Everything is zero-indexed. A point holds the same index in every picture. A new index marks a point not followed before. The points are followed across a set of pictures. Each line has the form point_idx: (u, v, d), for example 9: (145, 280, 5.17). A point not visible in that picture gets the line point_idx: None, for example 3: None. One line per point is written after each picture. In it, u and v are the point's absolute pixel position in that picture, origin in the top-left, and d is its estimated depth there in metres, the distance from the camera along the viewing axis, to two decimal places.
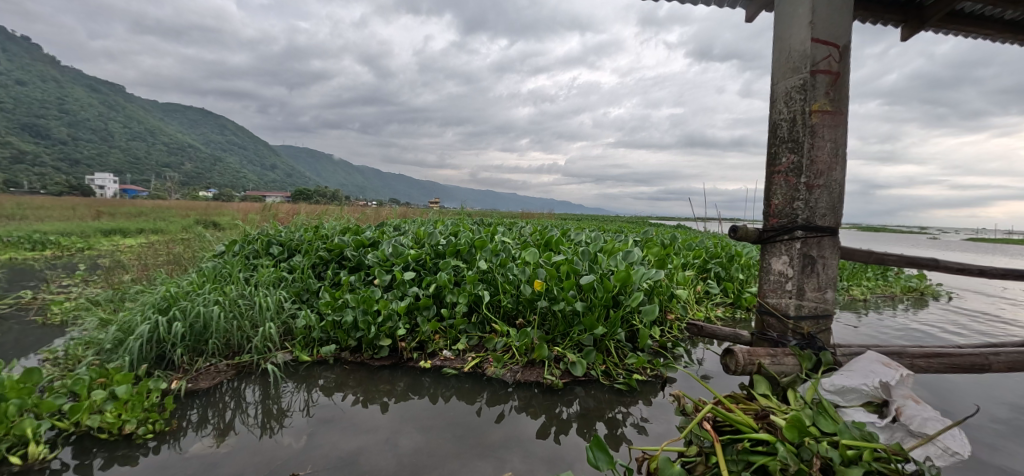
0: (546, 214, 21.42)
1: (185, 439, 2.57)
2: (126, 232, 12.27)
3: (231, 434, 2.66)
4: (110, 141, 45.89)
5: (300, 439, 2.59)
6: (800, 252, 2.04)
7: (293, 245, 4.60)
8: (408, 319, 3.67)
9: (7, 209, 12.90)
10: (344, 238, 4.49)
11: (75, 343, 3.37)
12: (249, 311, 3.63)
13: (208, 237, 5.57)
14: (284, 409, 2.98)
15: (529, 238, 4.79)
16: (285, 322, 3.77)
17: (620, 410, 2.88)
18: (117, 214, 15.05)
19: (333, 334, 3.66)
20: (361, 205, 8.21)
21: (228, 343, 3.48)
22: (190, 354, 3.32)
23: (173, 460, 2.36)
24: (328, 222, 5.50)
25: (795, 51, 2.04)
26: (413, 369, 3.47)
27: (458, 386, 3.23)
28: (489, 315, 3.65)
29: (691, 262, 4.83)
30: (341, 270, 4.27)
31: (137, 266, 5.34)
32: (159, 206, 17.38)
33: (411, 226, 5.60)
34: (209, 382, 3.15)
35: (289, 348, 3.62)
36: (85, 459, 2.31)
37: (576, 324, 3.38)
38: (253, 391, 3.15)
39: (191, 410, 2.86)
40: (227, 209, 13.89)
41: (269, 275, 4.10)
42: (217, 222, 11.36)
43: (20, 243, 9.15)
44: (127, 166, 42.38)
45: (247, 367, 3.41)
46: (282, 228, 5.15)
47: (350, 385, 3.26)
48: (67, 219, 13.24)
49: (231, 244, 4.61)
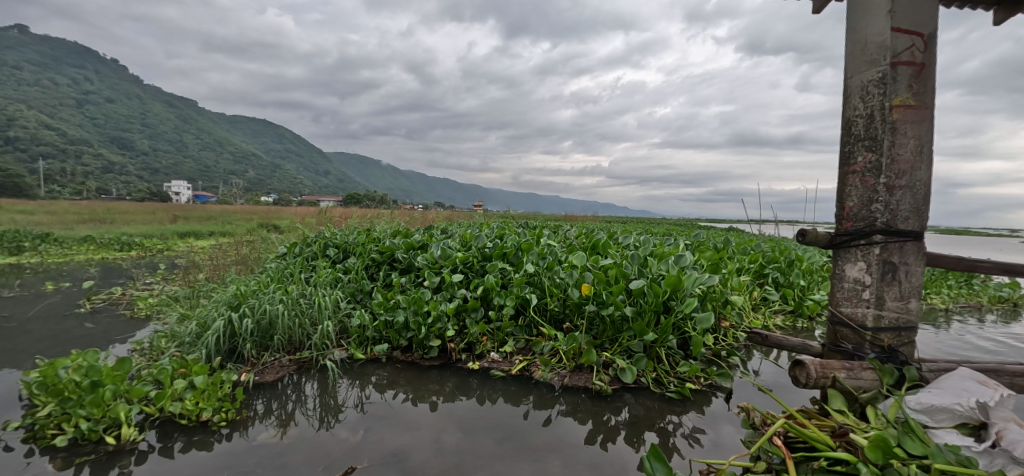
0: (591, 217, 21.21)
1: (253, 429, 2.74)
2: (200, 234, 13.33)
3: (293, 426, 2.82)
4: (184, 150, 50.14)
5: (356, 433, 2.70)
6: (878, 258, 1.90)
7: (348, 248, 4.81)
8: (457, 320, 3.74)
9: (98, 215, 14.35)
10: (395, 242, 4.65)
11: (159, 336, 3.70)
12: (309, 310, 3.84)
13: (272, 239, 5.96)
14: (339, 404, 3.12)
15: (575, 241, 4.74)
16: (341, 321, 3.94)
17: (671, 420, 2.79)
18: (190, 218, 16.36)
19: (385, 333, 3.80)
20: (410, 208, 8.49)
21: (290, 340, 3.70)
22: (257, 349, 3.55)
23: (243, 447, 2.54)
24: (379, 225, 5.73)
25: (872, 42, 1.90)
26: (462, 370, 3.53)
27: (505, 389, 3.26)
28: (537, 318, 3.65)
29: (746, 267, 4.59)
30: (392, 272, 4.42)
31: (210, 266, 5.80)
32: (228, 211, 18.79)
33: (458, 229, 5.72)
34: (273, 376, 3.35)
35: (345, 346, 3.79)
36: (168, 443, 2.52)
37: (625, 330, 3.31)
38: (312, 385, 3.33)
39: (257, 401, 3.06)
40: (286, 214, 14.72)
41: (326, 276, 4.30)
42: (278, 226, 12.11)
43: (109, 244, 10.15)
44: (199, 174, 46.12)
45: (307, 363, 3.60)
46: (338, 231, 5.42)
47: (401, 383, 3.37)
48: (148, 223, 14.56)
49: (292, 246, 4.89)
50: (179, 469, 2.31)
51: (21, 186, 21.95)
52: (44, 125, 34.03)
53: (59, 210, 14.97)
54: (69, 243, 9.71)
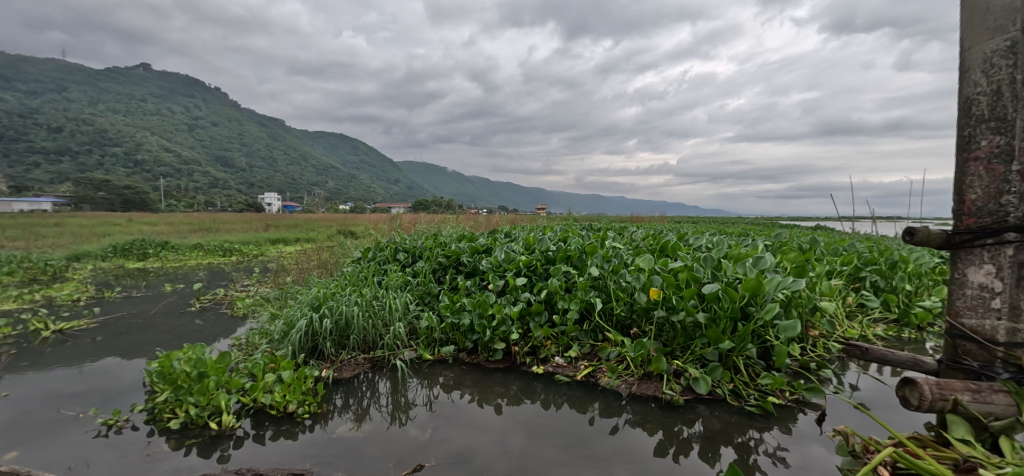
0: (659, 217, 20.36)
1: (332, 422, 2.94)
2: (288, 241, 14.64)
3: (367, 421, 2.98)
4: (275, 165, 55.49)
5: (424, 431, 2.79)
6: (1012, 260, 1.61)
7: (416, 252, 5.00)
8: (521, 324, 3.74)
9: (206, 225, 16.30)
10: (461, 246, 4.76)
11: (254, 333, 4.10)
12: (381, 311, 4.04)
13: (348, 245, 6.38)
14: (409, 402, 3.25)
15: (642, 244, 4.55)
16: (410, 322, 4.11)
17: (751, 435, 2.57)
18: (280, 226, 18.03)
19: (452, 335, 3.90)
20: (474, 213, 8.68)
21: (365, 339, 3.92)
22: (335, 347, 3.80)
23: (324, 438, 2.73)
24: (445, 230, 5.90)
25: (996, 6, 1.63)
26: (526, 373, 3.53)
27: (570, 394, 3.20)
28: (602, 323, 3.55)
29: (837, 269, 4.13)
30: (458, 275, 4.54)
31: (297, 269, 6.34)
32: (311, 219, 20.46)
33: (521, 232, 5.74)
34: (350, 373, 3.57)
35: (414, 347, 3.94)
36: (260, 430, 2.77)
37: (698, 337, 3.11)
38: (384, 383, 3.50)
39: (336, 396, 3.27)
40: (361, 221, 15.71)
41: (397, 279, 4.50)
42: (354, 232, 12.99)
43: (215, 250, 11.47)
44: (287, 186, 50.76)
45: (380, 361, 3.80)
46: (407, 236, 5.66)
47: (466, 384, 3.44)
48: (245, 230, 16.27)
49: (366, 251, 5.19)
50: (270, 455, 2.53)
51: (148, 201, 25.52)
52: (165, 149, 39.38)
53: (176, 221, 17.21)
54: (184, 249, 11.11)
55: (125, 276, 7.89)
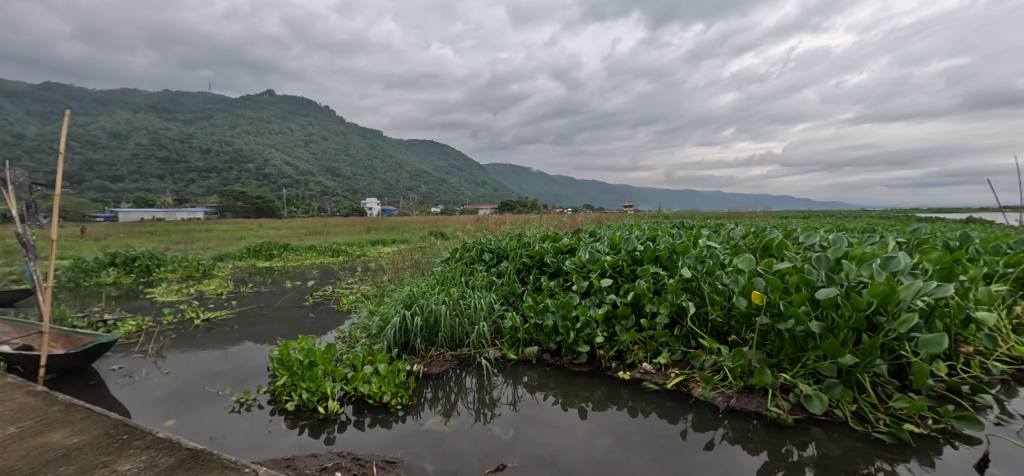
0: (762, 212, 18.50)
1: (423, 414, 3.09)
2: (386, 242, 15.85)
3: (455, 416, 3.09)
4: (375, 173, 60.59)
5: (507, 431, 2.81)
6: None
7: (501, 252, 5.08)
8: (606, 327, 3.61)
9: (319, 229, 18.35)
10: (544, 245, 4.72)
11: (356, 327, 4.48)
12: (468, 310, 4.17)
13: (437, 246, 6.71)
14: (495, 400, 3.31)
15: (742, 242, 4.12)
16: (495, 322, 4.18)
17: (879, 467, 2.21)
18: (379, 228, 19.65)
19: (535, 336, 3.90)
20: (558, 213, 8.62)
21: (452, 336, 4.07)
22: (426, 343, 4.00)
23: (415, 429, 2.88)
24: (529, 230, 5.91)
25: None
26: (612, 379, 3.40)
27: (660, 403, 3.02)
28: (696, 329, 3.28)
29: (1002, 272, 3.36)
30: (542, 275, 4.51)
31: (393, 269, 6.83)
32: (406, 221, 21.91)
33: (606, 232, 5.54)
34: (439, 368, 3.73)
35: (499, 346, 4.01)
36: (360, 417, 3.01)
37: (811, 349, 2.74)
38: (471, 380, 3.60)
39: (427, 389, 3.43)
40: (450, 222, 16.50)
41: (483, 279, 4.62)
42: (444, 233, 13.68)
43: (326, 250, 12.85)
44: (385, 191, 55.12)
45: (467, 358, 3.92)
46: (492, 236, 5.77)
47: (550, 385, 3.41)
48: (351, 233, 17.98)
49: (454, 251, 5.40)
50: (368, 441, 2.73)
51: (274, 208, 29.38)
52: (286, 163, 45.06)
53: (296, 225, 19.60)
54: (301, 250, 12.59)
55: (256, 273, 9.18)
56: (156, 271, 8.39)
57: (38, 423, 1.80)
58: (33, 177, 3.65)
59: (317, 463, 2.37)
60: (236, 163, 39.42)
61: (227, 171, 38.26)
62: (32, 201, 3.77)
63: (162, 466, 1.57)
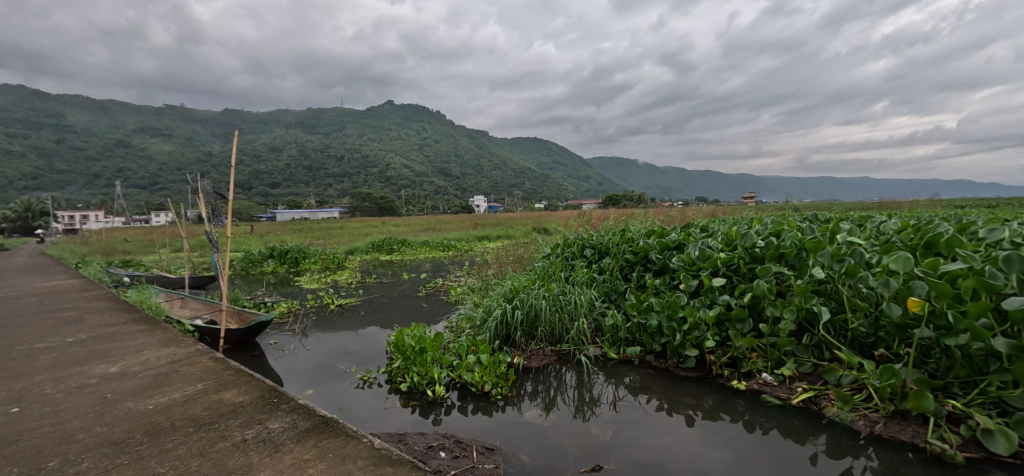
0: (930, 200, 15.21)
1: (523, 406, 3.17)
2: (491, 237, 16.46)
3: (554, 410, 3.11)
4: (481, 171, 63.38)
5: (606, 431, 2.75)
6: None
7: (603, 248, 4.90)
8: (717, 330, 3.30)
9: (432, 225, 19.84)
10: (649, 241, 4.43)
11: (462, 318, 4.75)
12: (568, 306, 4.15)
13: (539, 241, 6.78)
14: (595, 398, 3.26)
15: (899, 238, 3.39)
16: (596, 319, 4.10)
17: None
18: (485, 224, 20.56)
19: (638, 336, 3.74)
20: (666, 206, 8.09)
21: (552, 332, 4.09)
22: (526, 337, 4.08)
23: (515, 420, 2.96)
24: (633, 225, 5.63)
25: None
26: (724, 388, 3.12)
27: (783, 420, 2.70)
28: (830, 339, 2.83)
29: None
30: (646, 273, 4.25)
31: (496, 264, 7.09)
32: (510, 217, 22.49)
33: (721, 226, 5.03)
34: (539, 362, 3.77)
35: (599, 344, 3.93)
36: (464, 403, 3.19)
37: (993, 373, 2.20)
38: (571, 376, 3.59)
39: (526, 382, 3.50)
40: (552, 218, 16.56)
41: (583, 275, 4.53)
42: (546, 229, 13.79)
43: (437, 245, 13.85)
44: (490, 189, 57.36)
45: (566, 354, 3.90)
46: (594, 232, 5.61)
47: (654, 389, 3.26)
48: (459, 229, 19.11)
49: (554, 247, 5.38)
50: (470, 427, 2.89)
51: (394, 207, 32.45)
52: (404, 165, 49.39)
53: (412, 222, 21.45)
54: (416, 245, 13.71)
55: (380, 266, 10.28)
56: (302, 263, 9.87)
57: (217, 383, 2.22)
58: (215, 185, 4.54)
59: (425, 441, 2.56)
60: (364, 168, 44.38)
61: (357, 175, 43.29)
62: (214, 205, 4.70)
63: (301, 428, 1.77)
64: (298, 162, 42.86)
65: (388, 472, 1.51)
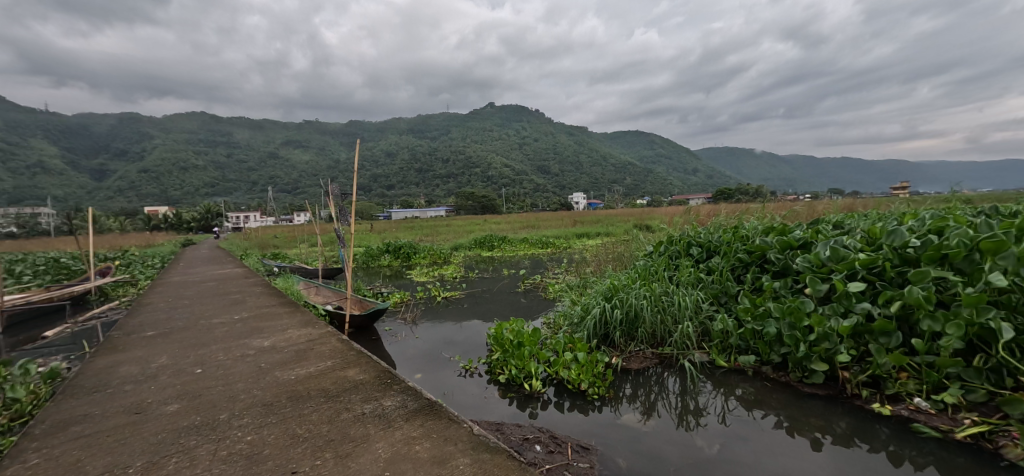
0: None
1: (621, 408, 3.08)
2: (589, 234, 16.22)
3: (655, 416, 2.97)
4: (580, 168, 62.67)
5: (712, 445, 2.55)
6: None
7: (712, 246, 4.47)
8: (853, 344, 2.84)
9: (531, 223, 20.21)
10: (768, 239, 3.93)
11: (560, 316, 4.75)
12: (671, 308, 3.91)
13: (640, 239, 6.50)
14: (700, 408, 3.04)
15: None
16: (703, 323, 3.80)
17: None
18: (584, 222, 20.32)
19: (753, 344, 3.39)
20: (789, 201, 7.18)
21: (653, 334, 3.89)
22: (625, 337, 3.94)
23: (612, 422, 2.90)
24: (748, 221, 5.09)
25: None
26: (861, 411, 2.70)
27: (942, 458, 2.26)
28: (1015, 364, 2.27)
29: None
30: (763, 274, 3.79)
31: (595, 262, 6.99)
32: (609, 214, 21.90)
33: (860, 222, 4.30)
34: (639, 364, 3.62)
35: (707, 350, 3.65)
36: (560, 400, 3.21)
37: None
38: (674, 382, 3.39)
39: (625, 384, 3.39)
40: (656, 216, 15.76)
41: (689, 275, 4.22)
42: (649, 227, 13.17)
43: (536, 242, 14.05)
44: (589, 185, 56.44)
45: (669, 359, 3.70)
46: (701, 228, 5.20)
47: (771, 404, 2.94)
48: (558, 226, 19.16)
49: (657, 245, 5.08)
50: (567, 424, 2.89)
51: (495, 206, 33.66)
52: (504, 164, 50.95)
53: (512, 220, 22.04)
54: (516, 242, 14.06)
55: (482, 262, 10.77)
56: (413, 258, 10.76)
57: (342, 361, 2.53)
58: (342, 188, 5.15)
59: (521, 432, 2.64)
60: (467, 168, 46.74)
61: (461, 175, 45.76)
62: (342, 206, 5.35)
63: (410, 408, 1.94)
64: (409, 166, 46.71)
65: (486, 457, 1.58)
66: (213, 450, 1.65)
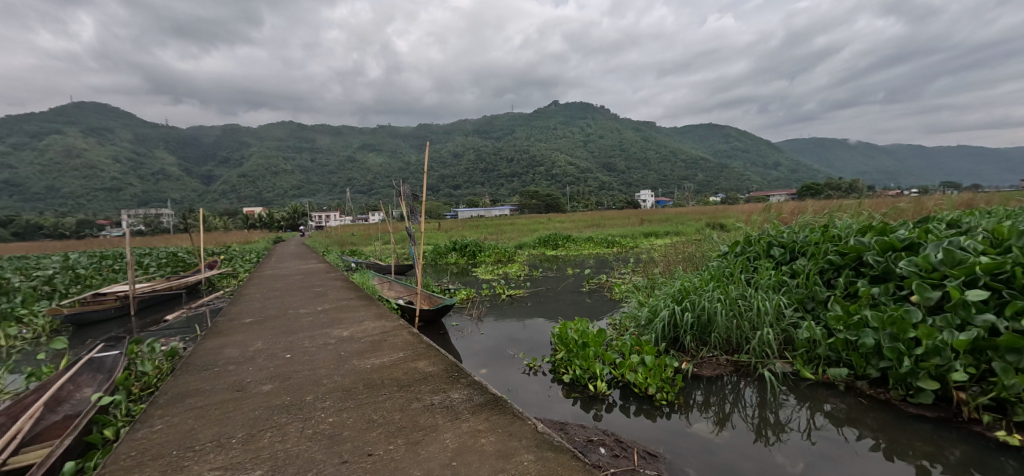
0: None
1: (692, 416, 2.93)
2: (658, 233, 15.58)
3: (729, 428, 2.79)
4: (647, 164, 60.40)
5: (795, 463, 2.35)
6: None
7: (797, 247, 4.09)
8: (973, 361, 2.46)
9: (596, 221, 19.83)
10: (864, 239, 3.52)
11: (626, 317, 4.62)
12: (749, 313, 3.64)
13: (714, 238, 6.13)
14: (782, 422, 2.81)
15: None
16: (785, 331, 3.50)
17: None
18: (652, 220, 19.55)
19: (845, 356, 3.06)
20: (893, 196, 6.38)
21: (728, 340, 3.65)
22: (697, 342, 3.74)
23: (681, 430, 2.77)
24: (841, 220, 4.59)
25: None
26: (981, 438, 2.34)
27: None
28: None
29: None
30: (858, 278, 3.40)
31: (664, 262, 6.70)
32: (680, 213, 20.87)
33: (985, 220, 3.71)
34: (711, 371, 3.42)
35: (790, 359, 3.36)
36: (625, 403, 3.12)
37: None
38: (752, 392, 3.16)
39: (696, 391, 3.22)
40: (732, 214, 14.79)
41: (769, 278, 3.89)
42: (724, 226, 12.38)
43: (601, 241, 13.76)
44: (657, 182, 54.22)
45: (746, 367, 3.46)
46: (785, 227, 4.78)
47: (867, 424, 2.64)
48: (624, 225, 18.62)
49: (733, 245, 4.75)
50: (633, 428, 2.81)
51: (559, 204, 33.49)
52: (568, 162, 50.45)
53: (576, 218, 21.78)
54: (580, 241, 13.87)
55: (546, 261, 10.77)
56: (479, 256, 11.02)
57: (413, 354, 2.66)
58: (413, 189, 5.41)
59: (585, 433, 2.60)
60: (530, 167, 46.92)
61: (524, 175, 46.07)
62: (413, 205, 5.63)
63: (476, 402, 2.00)
64: (474, 166, 47.88)
65: (550, 456, 1.58)
66: (300, 428, 1.81)
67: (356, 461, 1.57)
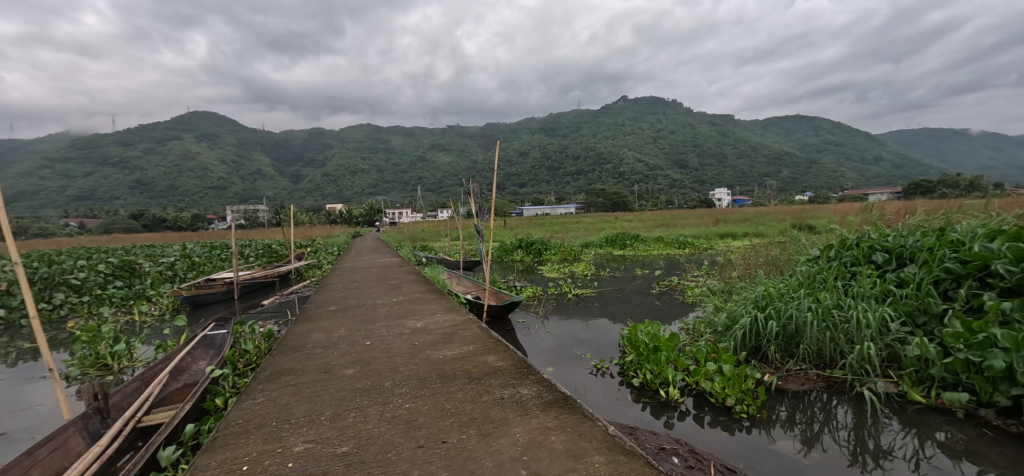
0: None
1: (775, 433, 2.72)
2: (736, 234, 14.58)
3: (818, 449, 2.55)
4: (723, 161, 56.75)
5: None
6: None
7: (906, 253, 3.61)
8: None
9: (667, 221, 19.01)
10: (993, 245, 3.02)
11: (700, 322, 4.39)
12: (845, 325, 3.28)
13: (802, 241, 5.62)
14: (883, 448, 2.52)
15: None
16: (889, 346, 3.11)
17: None
18: (729, 220, 18.37)
19: (966, 379, 2.66)
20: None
21: (820, 353, 3.33)
22: (782, 353, 3.45)
23: (762, 446, 2.58)
24: (963, 222, 3.98)
25: None
26: None
27: None
28: None
29: None
30: (984, 290, 2.94)
31: (743, 265, 6.27)
32: (761, 213, 19.34)
33: None
34: (798, 386, 3.14)
35: (894, 378, 2.98)
36: (700, 413, 2.96)
37: None
38: (846, 413, 2.86)
39: (780, 406, 2.98)
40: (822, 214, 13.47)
41: (870, 286, 3.48)
42: (814, 227, 11.29)
43: (672, 242, 13.17)
44: (734, 180, 50.76)
45: (840, 384, 3.13)
46: (889, 230, 4.26)
47: (993, 460, 2.29)
48: (697, 225, 17.69)
49: (826, 249, 4.30)
50: (708, 439, 2.67)
51: (626, 203, 32.59)
52: (637, 160, 48.83)
53: (645, 218, 21.03)
54: (649, 242, 13.37)
55: (613, 260, 10.53)
56: (544, 254, 11.03)
57: (482, 348, 2.73)
58: (481, 187, 5.54)
59: (656, 441, 2.51)
60: (597, 165, 46.05)
61: (590, 173, 45.30)
62: (481, 203, 5.76)
63: (545, 399, 2.00)
64: (540, 165, 47.98)
65: (621, 460, 1.55)
66: (380, 411, 1.94)
67: (430, 446, 1.64)
